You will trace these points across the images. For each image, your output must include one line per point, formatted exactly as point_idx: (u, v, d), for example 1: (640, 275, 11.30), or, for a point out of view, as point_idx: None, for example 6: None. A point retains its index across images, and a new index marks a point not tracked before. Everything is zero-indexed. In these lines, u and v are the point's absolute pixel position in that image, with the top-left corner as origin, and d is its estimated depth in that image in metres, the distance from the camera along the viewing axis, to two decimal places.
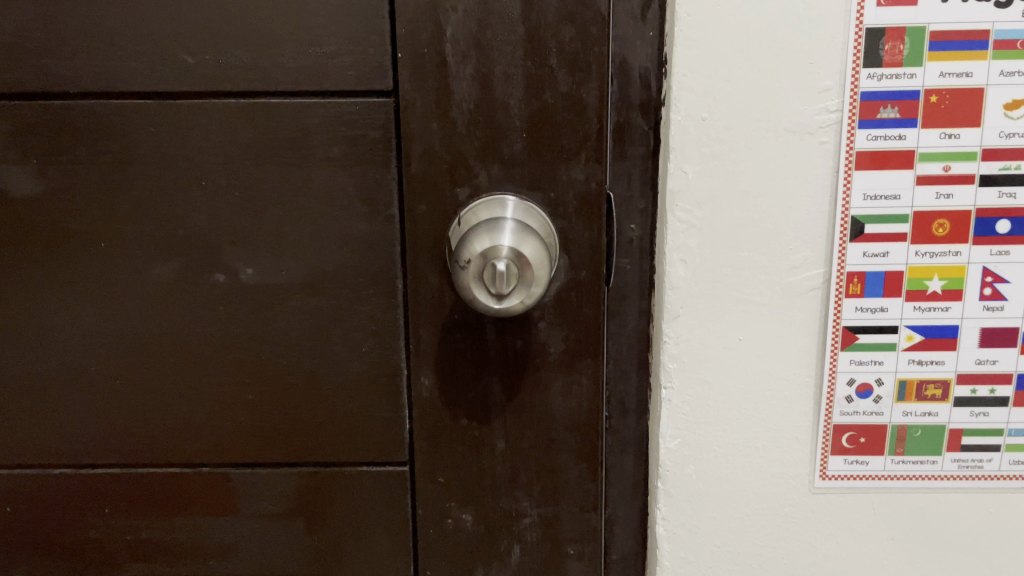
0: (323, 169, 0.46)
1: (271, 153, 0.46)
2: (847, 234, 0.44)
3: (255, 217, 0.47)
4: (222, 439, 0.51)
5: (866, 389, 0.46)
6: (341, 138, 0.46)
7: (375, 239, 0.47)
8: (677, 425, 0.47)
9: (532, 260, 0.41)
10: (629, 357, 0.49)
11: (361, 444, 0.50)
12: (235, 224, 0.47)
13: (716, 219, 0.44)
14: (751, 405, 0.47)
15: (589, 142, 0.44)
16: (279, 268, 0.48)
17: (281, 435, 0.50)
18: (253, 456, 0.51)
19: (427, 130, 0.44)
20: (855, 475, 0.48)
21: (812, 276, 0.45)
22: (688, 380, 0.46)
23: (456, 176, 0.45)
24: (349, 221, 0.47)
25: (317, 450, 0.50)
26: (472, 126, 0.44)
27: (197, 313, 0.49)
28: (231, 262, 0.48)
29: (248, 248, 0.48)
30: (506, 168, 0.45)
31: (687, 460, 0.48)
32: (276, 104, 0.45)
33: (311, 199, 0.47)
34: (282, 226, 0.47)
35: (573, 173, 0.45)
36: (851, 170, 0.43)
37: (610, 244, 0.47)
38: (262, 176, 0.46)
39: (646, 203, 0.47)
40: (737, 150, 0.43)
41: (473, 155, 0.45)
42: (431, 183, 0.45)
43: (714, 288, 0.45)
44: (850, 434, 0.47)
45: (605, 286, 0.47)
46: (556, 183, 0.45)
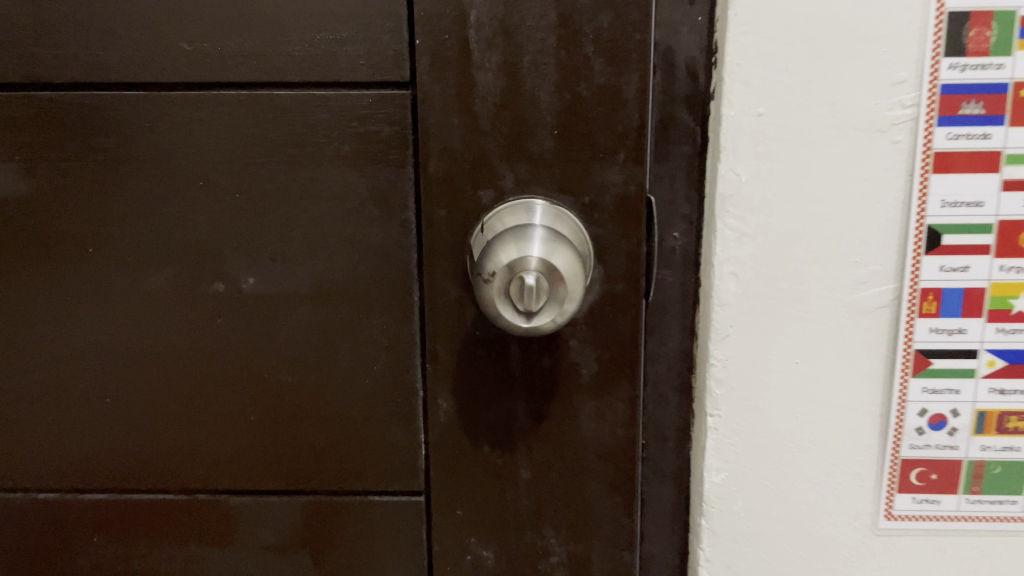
0: (333, 170, 0.42)
1: (276, 150, 0.42)
2: (921, 245, 0.39)
3: (258, 220, 0.43)
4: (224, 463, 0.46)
5: (939, 421, 0.41)
6: (352, 135, 0.41)
7: (389, 246, 0.43)
8: (724, 457, 0.42)
9: (565, 271, 0.36)
10: (669, 379, 0.44)
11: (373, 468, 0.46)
12: (236, 228, 0.43)
13: (772, 228, 0.39)
14: (808, 436, 0.42)
15: (629, 140, 0.39)
16: (283, 277, 0.43)
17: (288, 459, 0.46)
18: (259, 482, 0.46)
19: (447, 126, 0.40)
20: (924, 515, 0.42)
21: (880, 292, 0.39)
22: (737, 407, 0.42)
23: (479, 178, 0.41)
24: (361, 226, 0.43)
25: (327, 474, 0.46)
26: (498, 121, 0.40)
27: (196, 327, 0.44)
28: (231, 270, 0.43)
29: (251, 256, 0.43)
30: (534, 169, 0.40)
31: (735, 496, 0.43)
32: (281, 97, 0.41)
33: (319, 202, 0.42)
34: (288, 231, 0.43)
35: (610, 174, 0.40)
36: (928, 174, 0.38)
37: (651, 253, 0.42)
38: (266, 177, 0.42)
39: (691, 209, 0.42)
40: (797, 151, 0.38)
41: (498, 155, 0.40)
42: (451, 184, 0.41)
43: (769, 305, 0.40)
44: (920, 471, 0.42)
45: (643, 300, 0.42)
46: (591, 185, 0.40)
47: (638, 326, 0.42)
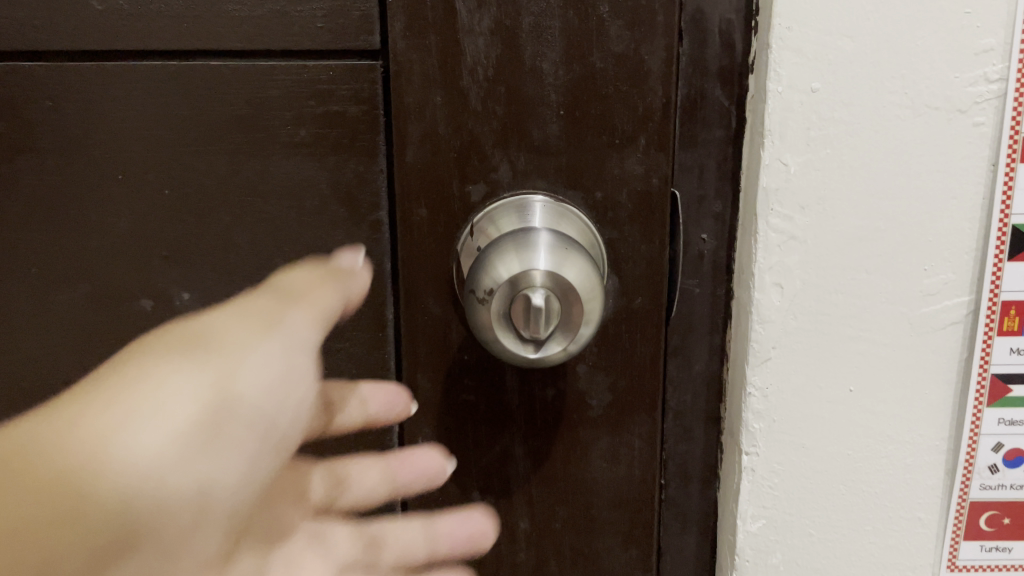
0: (286, 160, 0.34)
1: (213, 135, 0.34)
2: (1005, 249, 0.32)
3: (193, 222, 0.35)
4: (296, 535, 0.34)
5: (1017, 456, 0.34)
6: (309, 117, 0.33)
7: (357, 254, 0.35)
8: (761, 502, 0.35)
9: (582, 284, 0.29)
10: (693, 409, 0.37)
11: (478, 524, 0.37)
12: (165, 232, 0.35)
13: (826, 229, 0.32)
14: (861, 476, 0.35)
15: (652, 122, 0.32)
16: (225, 292, 0.35)
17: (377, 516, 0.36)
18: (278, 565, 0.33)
19: (427, 105, 0.32)
20: (993, 565, 0.36)
21: (952, 306, 0.33)
22: (778, 444, 0.35)
23: (467, 170, 0.33)
24: (321, 230, 0.35)
25: (391, 537, 0.36)
26: (491, 100, 0.32)
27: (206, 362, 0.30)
28: (161, 284, 0.35)
29: (185, 266, 0.35)
30: (535, 159, 0.33)
31: (773, 547, 0.36)
32: (220, 69, 0.33)
33: (270, 200, 0.34)
34: (230, 236, 0.35)
35: (628, 164, 0.33)
36: (1015, 163, 0.31)
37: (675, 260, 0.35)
38: (203, 169, 0.34)
39: (723, 206, 0.35)
40: (859, 135, 0.31)
41: (491, 141, 0.32)
42: (433, 177, 0.33)
43: (819, 323, 0.33)
44: (991, 514, 0.35)
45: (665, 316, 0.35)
46: (605, 178, 0.33)
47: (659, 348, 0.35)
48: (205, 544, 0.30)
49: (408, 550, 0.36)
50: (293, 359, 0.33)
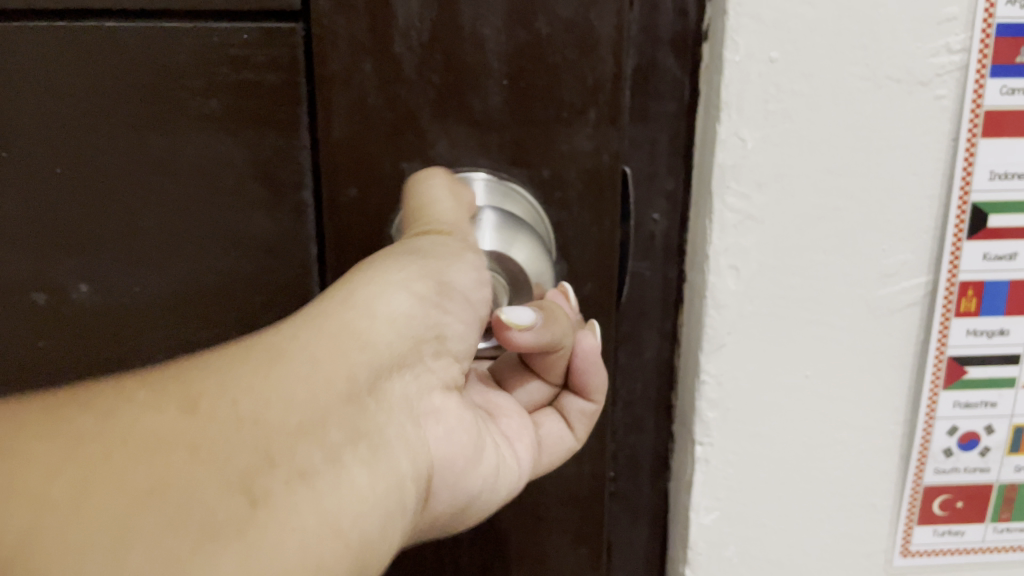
0: (197, 136, 0.30)
1: (109, 107, 0.30)
2: (964, 228, 0.31)
3: (89, 206, 0.31)
4: (469, 434, 0.25)
5: (971, 440, 0.34)
6: (222, 87, 0.30)
7: (278, 238, 0.32)
8: (715, 494, 0.34)
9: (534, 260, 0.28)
10: (644, 397, 0.35)
11: (512, 311, 0.26)
12: (58, 218, 0.31)
13: (783, 208, 0.30)
14: (816, 464, 0.34)
15: (602, 92, 0.30)
16: (130, 283, 0.32)
17: (536, 415, 0.31)
18: (485, 489, 0.26)
19: (355, 74, 0.29)
20: (945, 549, 0.36)
21: (910, 287, 0.32)
22: (733, 433, 0.33)
23: (401, 147, 0.30)
24: (238, 214, 0.31)
25: (547, 425, 0.31)
26: (427, 68, 0.29)
27: (324, 324, 0.20)
28: (58, 275, 0.32)
29: (83, 255, 0.31)
30: (476, 133, 0.30)
31: (727, 540, 0.35)
32: (114, 32, 0.29)
33: (180, 181, 0.31)
34: (134, 221, 0.31)
35: (576, 139, 0.30)
36: (975, 138, 0.30)
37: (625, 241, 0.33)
38: (99, 146, 0.30)
39: (675, 183, 0.33)
40: (818, 108, 0.29)
41: (427, 113, 0.30)
42: (363, 154, 0.30)
43: (775, 306, 0.32)
44: (944, 499, 0.34)
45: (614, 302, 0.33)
46: (551, 154, 0.30)
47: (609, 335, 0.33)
48: (409, 440, 0.21)
49: (561, 433, 0.31)
50: (445, 300, 0.24)
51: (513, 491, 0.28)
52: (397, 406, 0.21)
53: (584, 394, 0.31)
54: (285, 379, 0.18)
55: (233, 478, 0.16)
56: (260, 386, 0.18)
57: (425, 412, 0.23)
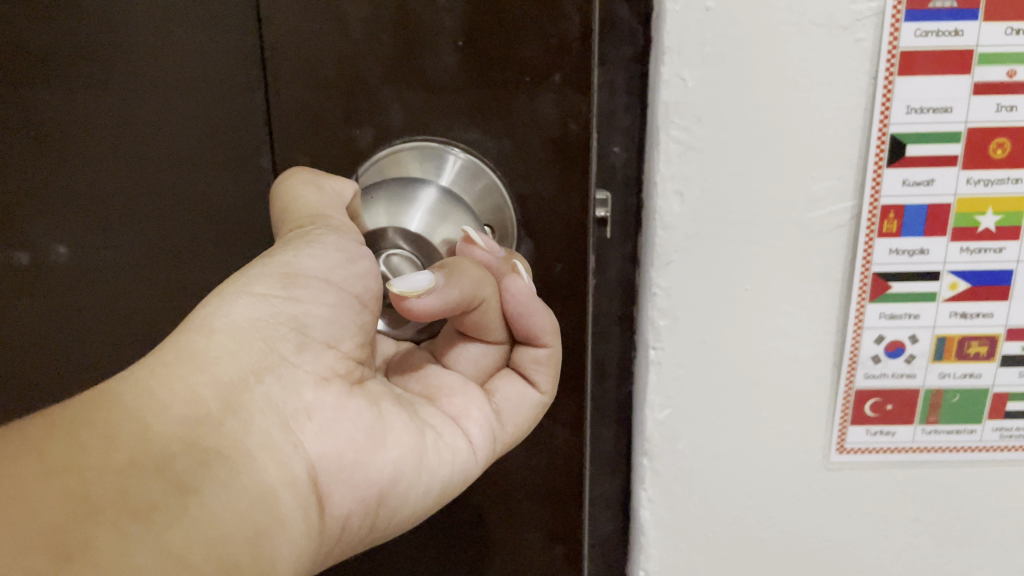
0: (158, 105, 0.34)
1: (87, 78, 0.33)
2: (884, 156, 0.35)
3: (60, 167, 0.35)
4: (361, 430, 0.30)
5: (897, 348, 0.38)
6: (173, 54, 0.33)
7: (237, 202, 0.35)
8: (667, 393, 0.39)
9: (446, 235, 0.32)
10: (610, 311, 0.40)
11: (407, 280, 0.28)
12: (34, 179, 0.35)
13: (720, 140, 0.35)
14: (757, 368, 0.39)
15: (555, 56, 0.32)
16: (101, 244, 0.36)
17: (495, 380, 0.36)
18: (402, 477, 0.30)
19: (315, 34, 0.32)
20: (878, 448, 0.40)
21: (838, 210, 0.36)
22: (680, 340, 0.38)
23: (354, 111, 0.33)
24: (204, 177, 0.35)
25: (505, 388, 0.36)
26: (381, 28, 0.32)
27: (165, 357, 0.26)
28: (39, 236, 0.36)
29: (57, 217, 0.36)
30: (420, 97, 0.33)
31: (679, 434, 0.40)
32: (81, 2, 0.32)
33: (141, 146, 0.34)
34: (107, 185, 0.35)
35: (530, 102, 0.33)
36: (893, 76, 0.34)
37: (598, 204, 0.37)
38: (64, 112, 0.34)
39: (633, 120, 0.37)
40: (749, 50, 0.34)
41: (377, 77, 0.33)
42: (324, 112, 0.34)
43: (716, 228, 0.36)
44: (874, 401, 0.39)
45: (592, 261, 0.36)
46: (513, 118, 0.33)
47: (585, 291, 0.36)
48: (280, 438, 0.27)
49: (518, 392, 0.35)
50: (295, 289, 0.29)
51: (466, 464, 0.33)
52: (260, 411, 0.27)
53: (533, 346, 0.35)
54: (154, 407, 0.24)
55: (123, 458, 0.22)
56: (139, 408, 0.24)
57: (296, 415, 0.28)
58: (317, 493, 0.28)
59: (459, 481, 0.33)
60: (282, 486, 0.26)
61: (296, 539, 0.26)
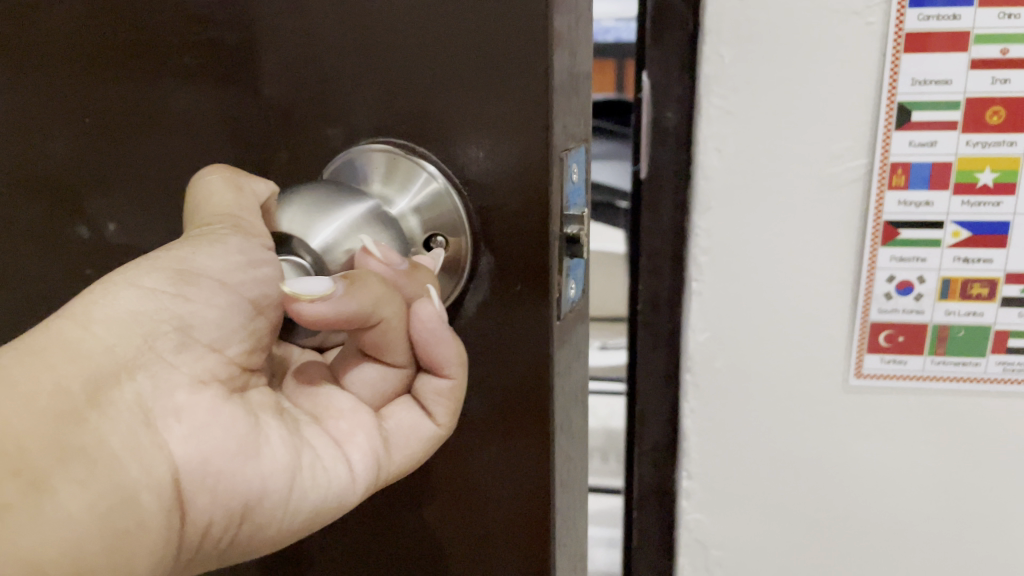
0: (198, 111, 0.40)
1: (145, 78, 0.41)
2: (893, 120, 0.42)
3: (118, 150, 0.43)
4: (234, 439, 0.31)
5: (906, 287, 0.45)
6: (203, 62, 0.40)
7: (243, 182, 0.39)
8: (707, 319, 0.48)
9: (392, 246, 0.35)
10: (663, 252, 0.48)
11: (304, 283, 0.29)
12: (96, 162, 0.43)
13: (752, 105, 0.43)
14: (785, 300, 0.46)
15: (526, 76, 0.34)
16: (142, 224, 0.43)
17: (390, 406, 0.36)
18: (270, 493, 0.32)
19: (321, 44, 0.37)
20: (892, 375, 0.46)
21: (854, 166, 0.43)
22: (718, 273, 0.47)
23: (330, 114, 0.38)
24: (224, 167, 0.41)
25: (399, 415, 0.36)
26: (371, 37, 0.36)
27: (37, 344, 0.27)
28: (95, 212, 0.44)
29: (109, 196, 0.43)
30: (387, 106, 0.37)
31: (717, 353, 0.48)
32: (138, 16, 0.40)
33: (176, 137, 0.41)
34: (154, 174, 0.43)
35: (499, 112, 0.35)
36: (899, 54, 0.41)
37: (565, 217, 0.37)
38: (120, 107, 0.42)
39: (684, 90, 0.44)
40: (777, 32, 0.41)
41: (354, 91, 0.37)
42: (318, 116, 0.38)
43: (749, 179, 0.44)
44: (888, 332, 0.46)
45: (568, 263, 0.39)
46: (501, 126, 0.35)
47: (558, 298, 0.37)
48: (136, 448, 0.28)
49: (412, 421, 0.36)
50: (184, 287, 0.31)
51: (345, 484, 0.34)
52: (117, 413, 0.28)
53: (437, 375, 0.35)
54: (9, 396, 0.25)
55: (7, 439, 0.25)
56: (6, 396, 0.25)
57: (164, 412, 0.29)
58: (177, 498, 0.29)
59: (335, 506, 0.34)
60: (144, 488, 0.28)
61: (153, 543, 0.28)
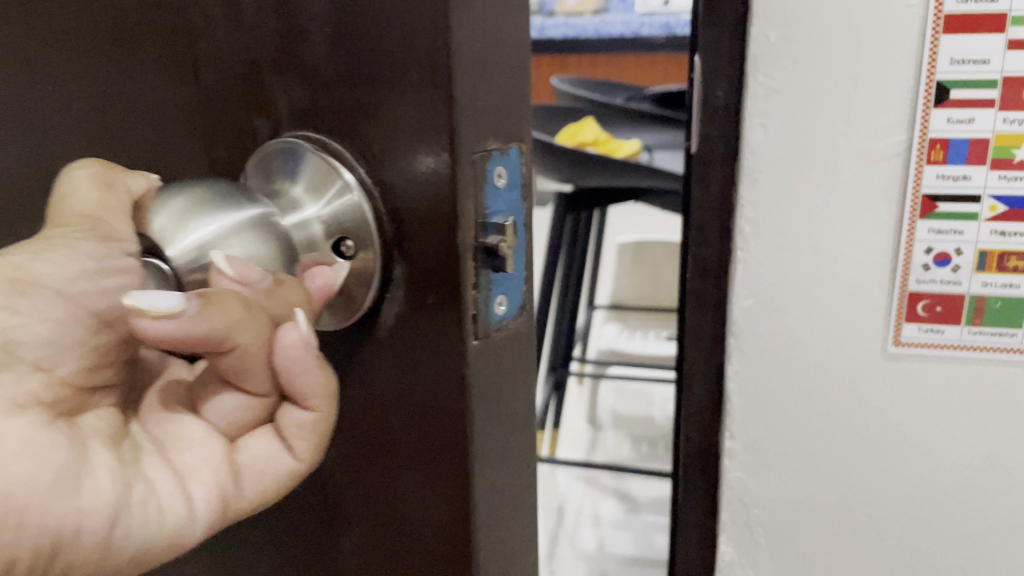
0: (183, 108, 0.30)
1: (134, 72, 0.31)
2: (932, 98, 0.44)
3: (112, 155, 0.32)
4: (50, 467, 0.20)
5: (944, 258, 0.47)
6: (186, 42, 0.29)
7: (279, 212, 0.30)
8: (751, 285, 0.51)
9: (252, 260, 0.23)
10: (712, 222, 0.51)
11: (148, 293, 0.20)
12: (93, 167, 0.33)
13: (798, 83, 0.46)
14: (826, 269, 0.49)
15: (428, 45, 0.21)
16: None
17: (245, 432, 0.25)
18: (90, 532, 0.21)
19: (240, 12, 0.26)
20: (929, 343, 0.49)
21: (894, 141, 0.45)
22: (763, 242, 0.50)
23: (254, 100, 0.27)
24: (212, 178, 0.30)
25: (254, 442, 0.25)
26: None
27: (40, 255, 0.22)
28: None
29: None
30: (313, 92, 0.25)
31: (761, 319, 0.51)
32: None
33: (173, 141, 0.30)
34: (82, 133, 0.33)
35: (403, 107, 0.22)
36: (938, 35, 0.43)
37: (483, 246, 0.23)
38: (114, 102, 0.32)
39: (734, 69, 0.48)
40: (821, 15, 0.44)
41: (269, 64, 0.26)
42: (242, 104, 0.27)
43: (793, 153, 0.47)
44: (925, 302, 0.48)
45: (482, 326, 0.23)
46: (406, 108, 0.22)
47: (475, 380, 0.24)
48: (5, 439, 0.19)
49: (270, 453, 0.25)
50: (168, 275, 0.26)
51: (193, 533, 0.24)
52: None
53: (299, 403, 0.24)
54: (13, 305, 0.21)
55: None
56: None
57: None
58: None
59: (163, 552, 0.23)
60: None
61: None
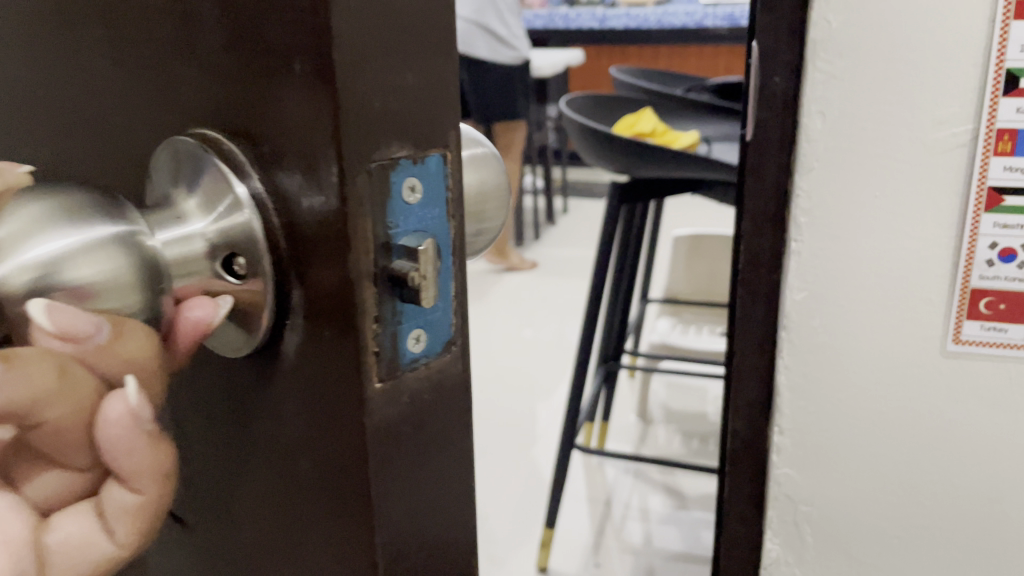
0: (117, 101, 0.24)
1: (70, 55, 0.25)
2: (1000, 87, 0.42)
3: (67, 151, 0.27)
4: None
5: (1009, 254, 0.45)
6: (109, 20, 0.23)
7: None
8: (805, 278, 0.50)
9: (98, 289, 0.18)
10: (765, 212, 0.50)
11: None
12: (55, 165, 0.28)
13: (859, 70, 0.45)
14: (884, 262, 0.48)
15: (308, 23, 0.16)
16: None
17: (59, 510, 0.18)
18: None
19: None
20: (991, 342, 0.47)
21: (959, 131, 0.44)
22: (818, 234, 0.49)
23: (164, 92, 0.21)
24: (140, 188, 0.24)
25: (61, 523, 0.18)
26: None
27: None
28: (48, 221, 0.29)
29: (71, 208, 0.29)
30: (211, 82, 0.19)
31: (814, 312, 0.50)
32: None
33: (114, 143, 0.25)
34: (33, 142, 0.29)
35: (288, 103, 0.17)
36: (1009, 20, 0.41)
37: (388, 271, 0.18)
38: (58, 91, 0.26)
39: (793, 55, 0.46)
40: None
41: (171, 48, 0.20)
42: (149, 95, 0.22)
43: (852, 143, 0.46)
44: (988, 300, 0.46)
45: (387, 370, 0.19)
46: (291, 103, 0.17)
47: (381, 445, 0.19)
48: None
49: (85, 538, 0.18)
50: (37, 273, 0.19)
51: None
52: None
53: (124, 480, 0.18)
54: None
55: None
56: None
57: None
58: None
59: None
60: None
61: None
